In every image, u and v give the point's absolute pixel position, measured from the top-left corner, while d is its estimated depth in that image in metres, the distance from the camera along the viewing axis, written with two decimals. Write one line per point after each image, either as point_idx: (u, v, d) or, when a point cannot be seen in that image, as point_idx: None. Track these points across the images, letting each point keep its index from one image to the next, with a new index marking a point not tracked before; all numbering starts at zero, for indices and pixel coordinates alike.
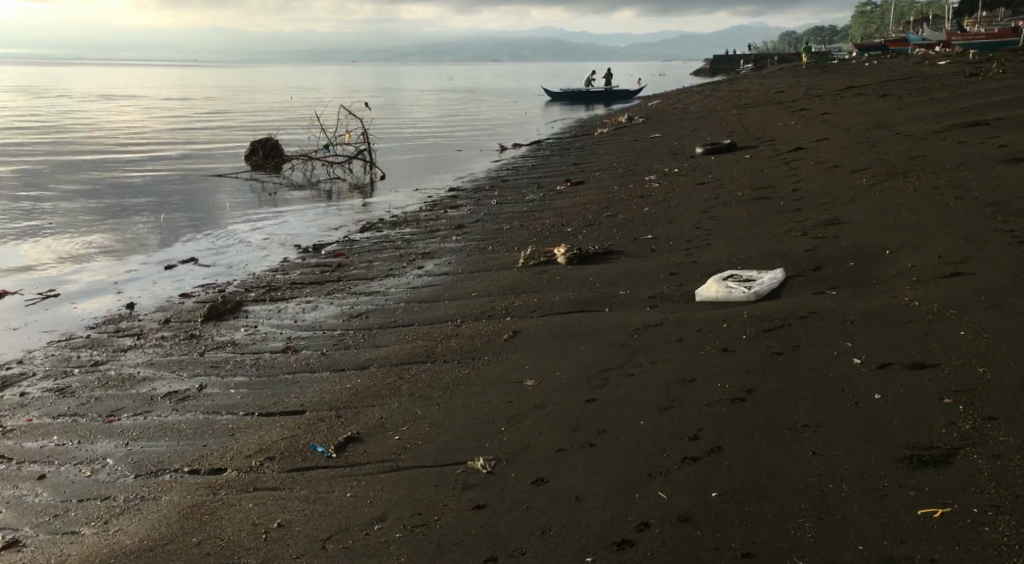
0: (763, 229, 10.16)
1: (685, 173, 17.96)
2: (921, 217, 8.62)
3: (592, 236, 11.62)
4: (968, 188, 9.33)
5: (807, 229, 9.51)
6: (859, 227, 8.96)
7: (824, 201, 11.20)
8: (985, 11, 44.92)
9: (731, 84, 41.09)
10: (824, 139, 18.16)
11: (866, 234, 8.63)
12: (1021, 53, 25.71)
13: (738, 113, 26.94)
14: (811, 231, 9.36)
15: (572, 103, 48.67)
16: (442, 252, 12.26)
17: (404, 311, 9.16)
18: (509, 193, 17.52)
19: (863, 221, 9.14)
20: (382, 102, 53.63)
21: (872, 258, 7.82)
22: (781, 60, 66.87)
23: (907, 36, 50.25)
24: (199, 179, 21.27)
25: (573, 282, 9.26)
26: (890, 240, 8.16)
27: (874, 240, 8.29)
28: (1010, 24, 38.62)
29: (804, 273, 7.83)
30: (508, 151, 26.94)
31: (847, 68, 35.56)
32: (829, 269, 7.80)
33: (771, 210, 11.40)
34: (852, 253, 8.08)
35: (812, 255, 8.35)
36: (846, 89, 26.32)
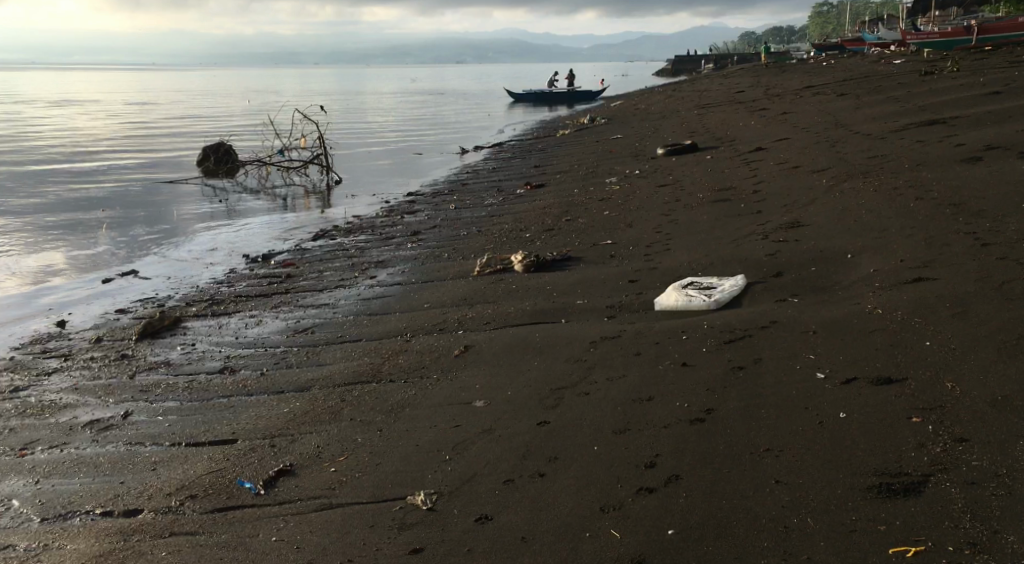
0: (724, 232, 9.87)
1: (646, 175, 17.70)
2: (883, 218, 8.36)
3: (550, 242, 11.28)
4: (930, 187, 9.09)
5: (768, 232, 9.23)
6: (821, 229, 8.69)
7: (786, 202, 10.94)
8: (942, 9, 45.24)
9: (692, 83, 41.01)
10: (785, 139, 17.98)
11: (827, 237, 8.36)
12: (978, 50, 25.76)
13: (700, 113, 26.77)
14: (773, 233, 9.07)
15: (534, 105, 48.40)
16: (395, 260, 11.84)
17: (353, 324, 8.73)
18: (467, 198, 17.14)
19: (825, 224, 8.87)
20: (343, 105, 53.08)
21: (835, 262, 7.54)
22: (742, 59, 67.10)
23: (866, 34, 50.50)
24: (149, 188, 20.70)
25: (528, 291, 8.91)
26: (853, 243, 7.89)
27: (836, 243, 8.01)
28: (966, 22, 38.88)
29: (765, 280, 7.53)
30: (468, 154, 26.59)
31: (807, 67, 35.56)
32: (792, 274, 7.51)
33: (732, 213, 11.13)
34: (814, 258, 7.79)
35: (773, 260, 8.06)
36: (807, 88, 26.23)
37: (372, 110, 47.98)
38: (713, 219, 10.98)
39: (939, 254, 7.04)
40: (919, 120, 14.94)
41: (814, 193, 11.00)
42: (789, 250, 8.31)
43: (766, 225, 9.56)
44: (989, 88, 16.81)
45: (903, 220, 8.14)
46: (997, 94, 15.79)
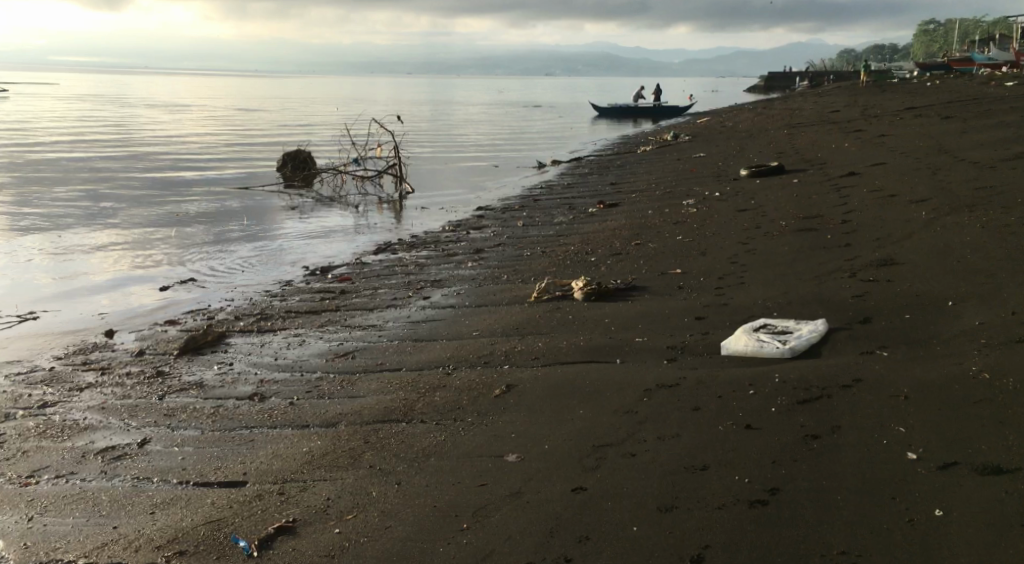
0: (804, 271, 9.10)
1: (727, 198, 16.86)
2: (987, 269, 7.57)
3: (615, 270, 10.61)
4: None
5: (855, 276, 8.45)
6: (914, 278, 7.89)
7: (876, 238, 10.09)
8: None
9: (784, 102, 39.72)
10: (879, 164, 16.96)
11: (922, 288, 7.57)
12: None
13: (790, 132, 25.71)
14: (859, 278, 8.30)
15: (619, 119, 47.55)
16: (453, 278, 11.14)
17: (395, 353, 7.89)
18: (538, 215, 16.50)
19: (922, 272, 8.06)
20: (427, 114, 53.08)
21: (931, 315, 6.73)
22: (839, 77, 65.19)
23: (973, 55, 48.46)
24: (221, 193, 20.56)
25: (585, 324, 8.26)
26: (952, 297, 7.09)
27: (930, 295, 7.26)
28: None
29: (847, 329, 6.78)
30: (546, 168, 25.97)
31: (908, 88, 34.08)
32: (879, 325, 6.74)
33: (815, 245, 10.32)
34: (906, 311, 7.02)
35: (859, 312, 7.30)
36: (907, 110, 24.96)
37: (454, 120, 47.66)
38: (793, 253, 10.19)
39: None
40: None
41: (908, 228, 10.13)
42: (878, 299, 7.54)
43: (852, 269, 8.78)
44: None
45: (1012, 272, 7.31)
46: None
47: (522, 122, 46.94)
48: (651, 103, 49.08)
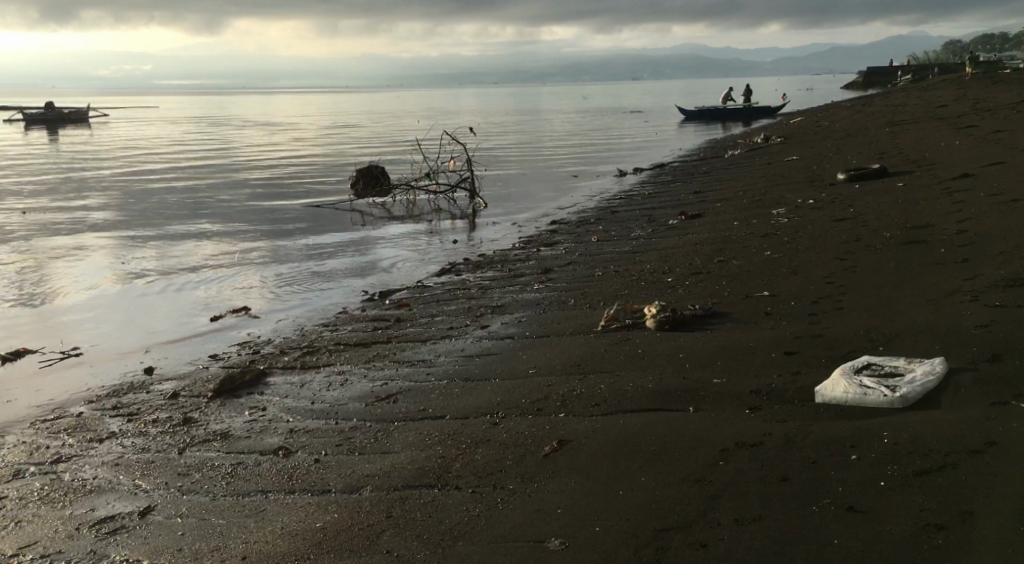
0: (911, 304, 8.02)
1: (821, 206, 15.60)
2: None
3: (694, 294, 9.57)
4: None
5: (974, 313, 7.40)
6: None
7: (1002, 270, 8.94)
8: None
9: (883, 98, 37.81)
10: (990, 170, 15.64)
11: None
12: None
13: (890, 131, 24.19)
14: (981, 316, 7.25)
15: (708, 122, 45.98)
16: (516, 304, 10.17)
17: (438, 400, 6.53)
18: (617, 229, 15.41)
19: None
20: (509, 122, 52.15)
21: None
22: (940, 71, 62.26)
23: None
24: (291, 209, 20.00)
25: (655, 360, 7.25)
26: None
27: None
28: None
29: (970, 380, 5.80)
30: (628, 176, 24.84)
31: (1019, 79, 31.99)
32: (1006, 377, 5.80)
33: (925, 278, 9.19)
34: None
35: (985, 356, 6.27)
36: (1018, 103, 23.27)
37: (535, 128, 46.68)
38: (898, 282, 9.08)
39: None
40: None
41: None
42: (1006, 342, 6.51)
43: (970, 304, 7.73)
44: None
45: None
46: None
47: (605, 127, 45.71)
48: (741, 105, 47.38)
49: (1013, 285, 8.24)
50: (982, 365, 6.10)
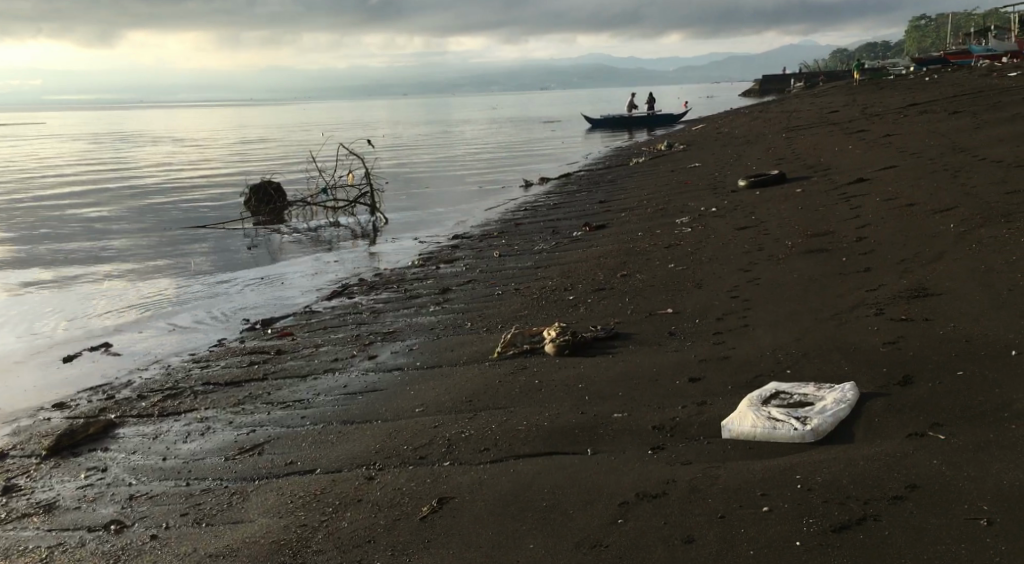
0: (819, 320, 7.65)
1: (725, 214, 15.35)
2: None
3: (596, 313, 9.03)
4: None
5: (882, 329, 7.07)
6: (961, 336, 6.58)
7: (906, 281, 8.70)
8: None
9: (780, 103, 38.44)
10: (887, 174, 15.64)
11: (979, 349, 6.22)
12: None
13: (788, 136, 24.29)
14: (890, 333, 6.91)
15: (613, 130, 46.08)
16: (408, 324, 9.45)
17: (312, 452, 5.74)
18: (521, 243, 14.82)
19: (965, 329, 6.73)
20: (412, 135, 51.35)
21: (984, 385, 5.49)
22: (832, 77, 63.87)
23: (969, 48, 47.24)
24: (180, 230, 18.99)
25: (551, 390, 6.65)
26: (1013, 361, 5.81)
27: (975, 360, 6.01)
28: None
29: (885, 408, 5.39)
30: (533, 186, 24.41)
31: (908, 82, 32.82)
32: (922, 401, 5.42)
33: (830, 289, 8.88)
34: (959, 380, 5.70)
35: (896, 376, 5.90)
36: (910, 107, 23.65)
37: (440, 139, 46.08)
38: (803, 295, 8.74)
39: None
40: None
41: (942, 273, 8.80)
42: (919, 362, 6.15)
43: (878, 319, 7.41)
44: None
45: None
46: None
47: (511, 137, 45.42)
48: (644, 113, 47.67)
49: (919, 297, 7.98)
50: (895, 386, 5.72)
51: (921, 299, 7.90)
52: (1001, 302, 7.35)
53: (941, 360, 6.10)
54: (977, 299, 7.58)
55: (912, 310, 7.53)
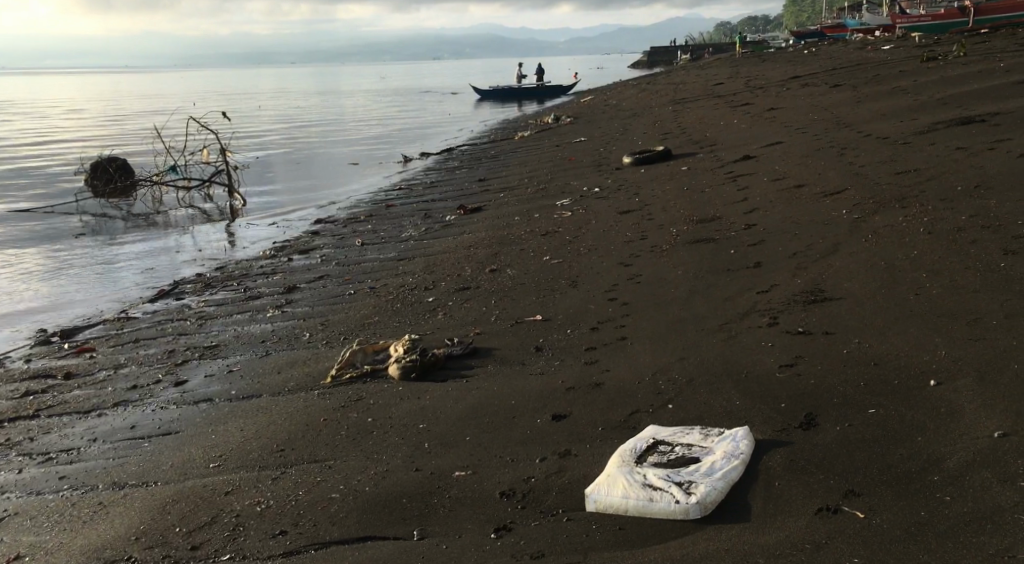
0: (708, 335, 6.61)
1: (608, 196, 14.36)
2: (950, 355, 5.45)
3: (455, 321, 7.76)
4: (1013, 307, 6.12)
5: (778, 346, 6.09)
6: (869, 357, 5.63)
7: (801, 280, 7.76)
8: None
9: (666, 75, 37.82)
10: (773, 150, 14.93)
11: (891, 376, 5.28)
12: (981, 43, 22.91)
13: (674, 109, 23.55)
14: (787, 352, 5.92)
15: (501, 101, 44.82)
16: (236, 329, 8.00)
17: (52, 540, 4.50)
18: (389, 228, 13.38)
19: (871, 348, 5.80)
20: (291, 107, 49.00)
21: (901, 430, 4.56)
22: (717, 50, 64.08)
23: (847, 20, 47.69)
24: (10, 215, 16.91)
25: (384, 431, 5.27)
26: (930, 399, 4.89)
27: (883, 395, 5.07)
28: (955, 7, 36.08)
29: (787, 463, 4.35)
30: (412, 161, 22.98)
31: (790, 55, 32.52)
32: (831, 450, 4.42)
33: (717, 290, 7.87)
34: (870, 421, 4.75)
35: (796, 415, 4.91)
36: (793, 79, 23.16)
37: (322, 111, 44.04)
38: (690, 300, 7.71)
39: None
40: (959, 159, 11.98)
41: (839, 270, 7.91)
42: (822, 394, 5.17)
43: (774, 332, 6.43)
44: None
45: (1005, 358, 5.26)
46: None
47: (396, 109, 43.71)
48: (533, 85, 46.51)
49: (816, 303, 7.05)
50: (796, 428, 4.71)
51: (817, 305, 6.99)
52: (908, 311, 6.46)
53: (847, 394, 5.14)
54: (879, 306, 6.68)
55: (810, 320, 6.58)
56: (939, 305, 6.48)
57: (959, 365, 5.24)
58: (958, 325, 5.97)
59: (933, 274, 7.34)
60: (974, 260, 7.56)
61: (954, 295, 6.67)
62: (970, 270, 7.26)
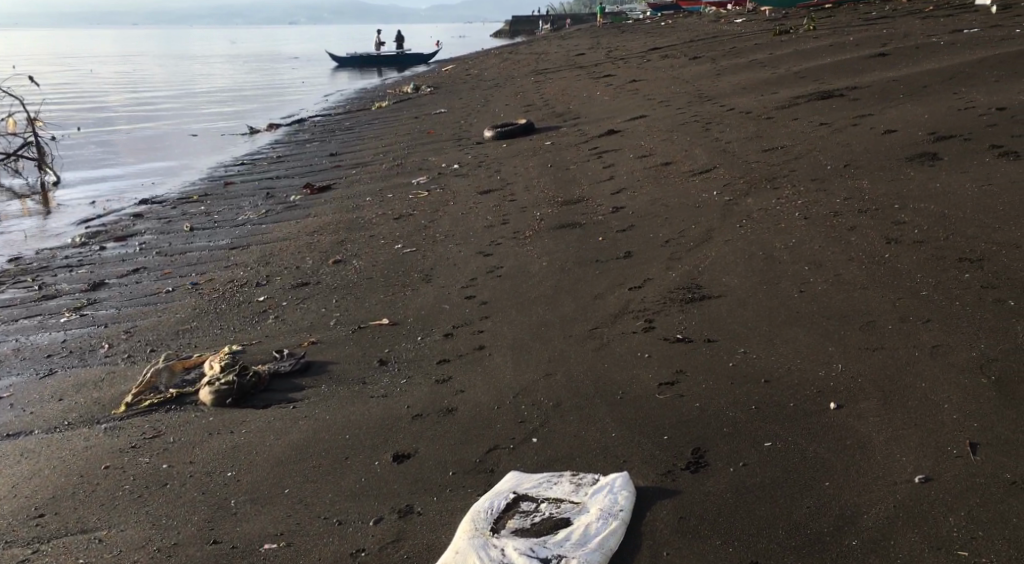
0: (577, 346, 5.81)
1: (467, 173, 13.49)
2: (850, 367, 4.80)
3: (285, 329, 6.69)
4: (911, 305, 5.52)
5: (656, 360, 5.35)
6: (759, 373, 4.93)
7: (676, 275, 7.05)
8: None
9: (528, 46, 37.17)
10: (637, 124, 14.37)
11: (786, 396, 4.58)
12: (836, 16, 23.01)
13: (536, 80, 22.81)
14: (667, 366, 5.18)
15: (359, 67, 43.09)
16: (18, 343, 6.79)
17: None
18: (225, 210, 12.12)
19: (761, 361, 5.11)
20: (134, 72, 46.02)
21: (796, 478, 3.97)
22: (577, 21, 63.96)
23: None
24: None
25: (161, 506, 4.24)
26: (833, 426, 4.24)
27: (779, 420, 4.38)
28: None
29: (678, 524, 3.82)
30: (260, 133, 21.48)
31: (648, 27, 32.24)
32: (722, 503, 3.88)
33: (585, 288, 7.10)
34: (766, 461, 4.07)
35: (683, 456, 4.19)
36: (654, 50, 22.77)
37: (168, 77, 41.40)
38: (555, 301, 6.91)
39: (1010, 495, 3.73)
40: (824, 135, 11.62)
41: (715, 262, 7.23)
42: (710, 422, 4.45)
43: (651, 341, 5.69)
44: (891, 76, 13.81)
45: (908, 371, 4.62)
46: (917, 90, 12.70)
47: (248, 75, 41.49)
48: (392, 52, 45.04)
49: (693, 304, 6.34)
50: (687, 471, 4.07)
51: (695, 307, 6.29)
52: (795, 312, 5.80)
53: (739, 421, 4.43)
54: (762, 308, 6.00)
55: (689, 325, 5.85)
56: (828, 303, 5.84)
57: (860, 383, 4.58)
58: (850, 331, 5.33)
59: (814, 264, 6.72)
60: (856, 246, 6.97)
61: (841, 292, 6.04)
62: (853, 260, 6.66)
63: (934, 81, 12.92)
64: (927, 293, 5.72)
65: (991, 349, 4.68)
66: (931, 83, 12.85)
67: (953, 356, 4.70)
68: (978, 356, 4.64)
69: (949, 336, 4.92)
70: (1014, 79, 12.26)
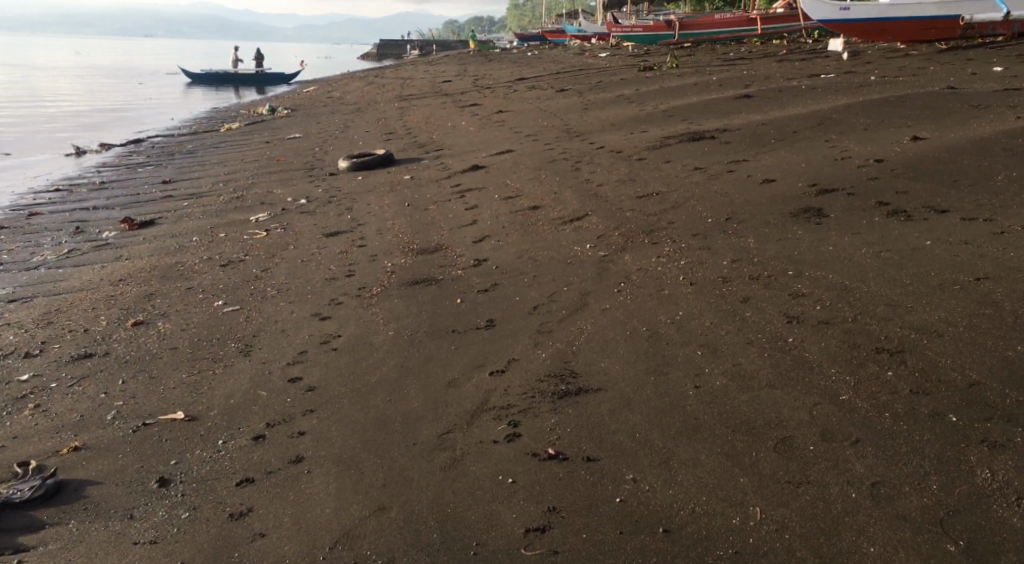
0: (430, 481, 4.58)
1: (316, 209, 12.06)
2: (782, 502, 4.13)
3: (53, 462, 5.24)
4: (833, 415, 4.50)
5: (524, 491, 4.41)
6: (654, 517, 4.17)
7: (547, 356, 5.80)
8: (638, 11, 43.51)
9: (393, 70, 35.92)
10: (503, 159, 13.33)
11: (695, 558, 3.98)
12: (704, 54, 22.64)
13: (399, 106, 21.58)
14: (536, 500, 4.34)
15: (214, 85, 40.95)
16: None
17: None
18: (18, 254, 10.42)
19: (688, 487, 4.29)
20: None
21: None
22: (446, 47, 63.36)
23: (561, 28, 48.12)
24: None
25: None
26: None
27: None
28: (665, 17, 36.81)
29: None
30: (88, 154, 19.42)
31: (515, 57, 31.40)
32: None
33: (437, 374, 5.79)
34: None
35: None
36: (520, 81, 21.92)
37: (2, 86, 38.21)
38: (401, 392, 5.61)
39: None
40: (699, 181, 10.75)
41: (592, 338, 5.95)
42: None
43: (518, 464, 4.59)
44: (760, 118, 13.22)
45: (848, 524, 4.00)
46: (788, 136, 12.02)
47: (93, 90, 38.73)
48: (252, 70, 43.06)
49: (568, 404, 5.15)
50: None
51: (570, 411, 5.07)
52: (693, 425, 4.63)
53: None
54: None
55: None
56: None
57: (789, 544, 3.96)
58: (765, 455, 4.37)
59: (708, 350, 5.49)
60: (752, 324, 5.71)
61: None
62: (752, 344, 5.44)
63: (802, 127, 12.28)
64: (848, 396, 4.60)
65: (946, 491, 4.04)
66: (800, 128, 12.23)
67: (902, 503, 4.04)
68: (934, 504, 4.00)
69: (892, 467, 4.19)
70: (884, 127, 11.68)
